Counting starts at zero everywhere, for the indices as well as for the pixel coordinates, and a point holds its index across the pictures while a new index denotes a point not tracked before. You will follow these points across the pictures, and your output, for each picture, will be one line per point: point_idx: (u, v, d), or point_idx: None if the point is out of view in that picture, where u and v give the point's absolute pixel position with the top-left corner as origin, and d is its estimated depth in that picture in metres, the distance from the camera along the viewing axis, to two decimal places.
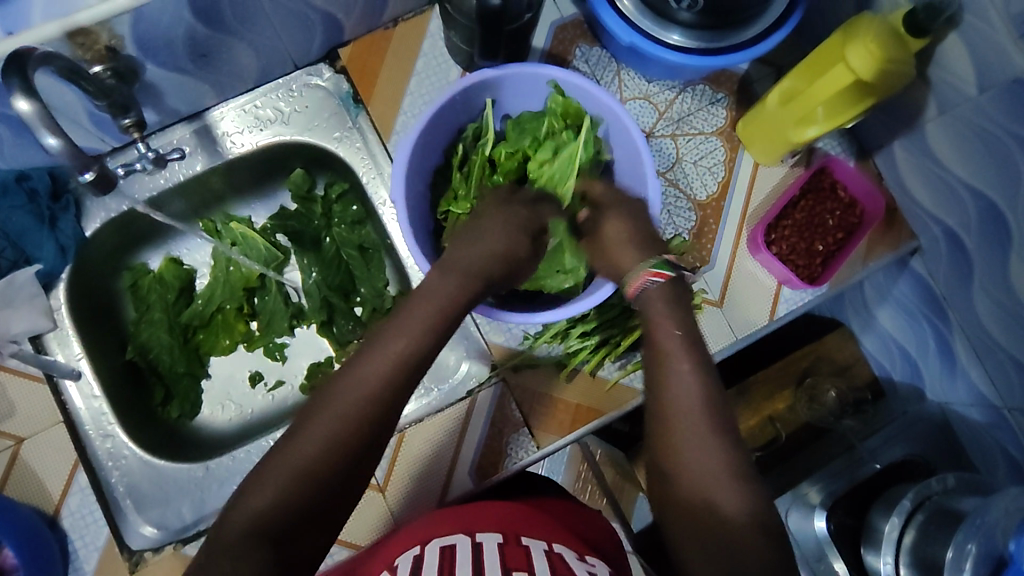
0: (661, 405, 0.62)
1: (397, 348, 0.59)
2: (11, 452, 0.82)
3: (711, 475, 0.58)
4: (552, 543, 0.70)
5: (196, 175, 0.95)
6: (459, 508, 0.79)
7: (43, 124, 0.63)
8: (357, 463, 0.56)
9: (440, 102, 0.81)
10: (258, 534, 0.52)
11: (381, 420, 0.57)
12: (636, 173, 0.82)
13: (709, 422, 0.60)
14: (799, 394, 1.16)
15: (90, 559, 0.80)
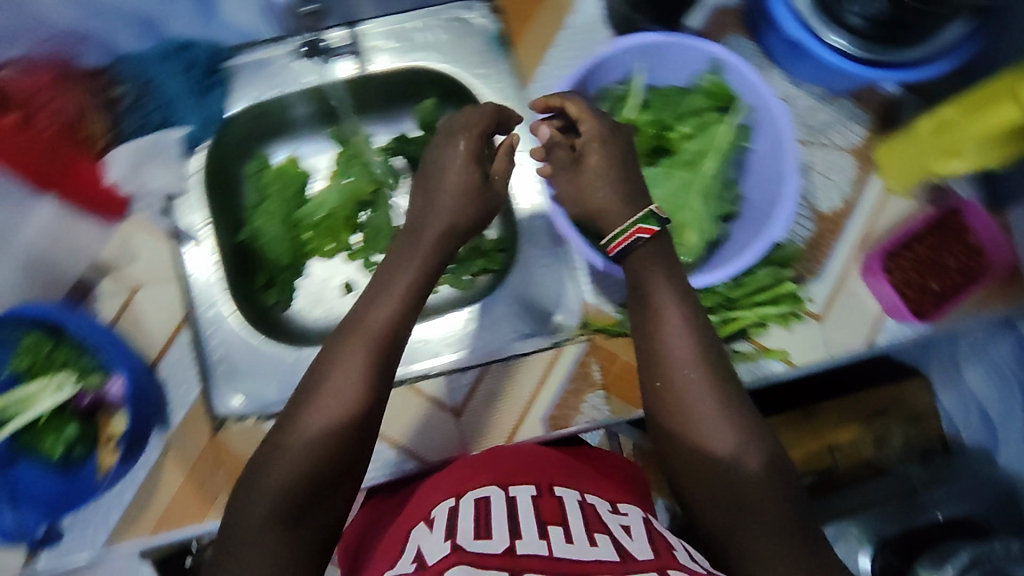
0: (665, 386, 0.65)
1: (386, 311, 0.67)
2: (125, 297, 0.86)
3: (723, 446, 0.62)
4: (585, 496, 0.72)
5: (335, 82, 0.96)
6: (492, 454, 0.81)
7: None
8: (362, 428, 0.63)
9: (594, 60, 0.79)
10: (292, 495, 0.59)
11: (376, 382, 0.65)
12: (776, 170, 0.79)
13: (715, 397, 0.63)
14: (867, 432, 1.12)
15: (179, 411, 0.85)
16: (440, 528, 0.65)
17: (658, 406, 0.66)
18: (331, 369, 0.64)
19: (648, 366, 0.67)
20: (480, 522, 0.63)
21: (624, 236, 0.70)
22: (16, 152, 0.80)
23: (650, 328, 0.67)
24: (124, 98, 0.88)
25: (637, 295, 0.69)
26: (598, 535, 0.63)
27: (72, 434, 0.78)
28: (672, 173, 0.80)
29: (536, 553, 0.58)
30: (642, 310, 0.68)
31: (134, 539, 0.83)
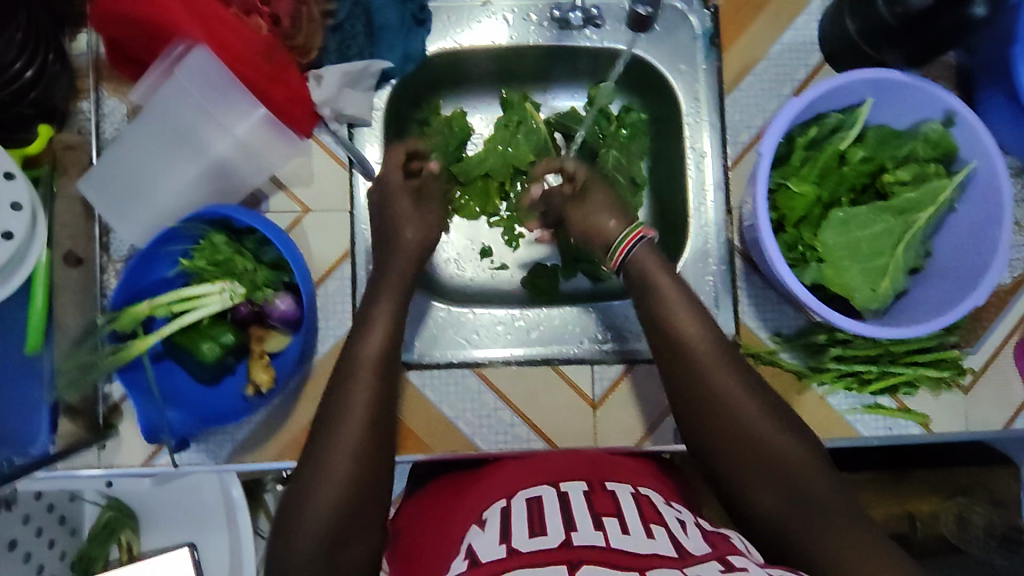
0: (704, 393, 0.64)
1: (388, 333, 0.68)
2: (294, 217, 0.85)
3: (772, 437, 0.61)
4: (639, 488, 0.67)
5: (525, 46, 0.93)
6: (541, 455, 0.75)
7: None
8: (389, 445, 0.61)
9: (837, 82, 0.77)
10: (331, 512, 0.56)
11: (390, 394, 0.64)
12: (985, 237, 0.77)
13: (756, 398, 0.63)
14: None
15: (326, 342, 0.84)
16: (491, 527, 0.60)
17: (700, 419, 0.64)
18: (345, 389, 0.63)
19: (685, 380, 0.65)
20: (534, 521, 0.58)
21: (623, 244, 0.74)
22: (226, 44, 0.76)
23: (678, 343, 0.67)
24: (338, 13, 0.84)
25: (660, 320, 0.69)
26: (654, 527, 0.58)
27: (229, 342, 0.77)
28: (880, 215, 0.79)
29: (592, 544, 0.53)
30: (666, 330, 0.68)
31: (253, 461, 0.82)
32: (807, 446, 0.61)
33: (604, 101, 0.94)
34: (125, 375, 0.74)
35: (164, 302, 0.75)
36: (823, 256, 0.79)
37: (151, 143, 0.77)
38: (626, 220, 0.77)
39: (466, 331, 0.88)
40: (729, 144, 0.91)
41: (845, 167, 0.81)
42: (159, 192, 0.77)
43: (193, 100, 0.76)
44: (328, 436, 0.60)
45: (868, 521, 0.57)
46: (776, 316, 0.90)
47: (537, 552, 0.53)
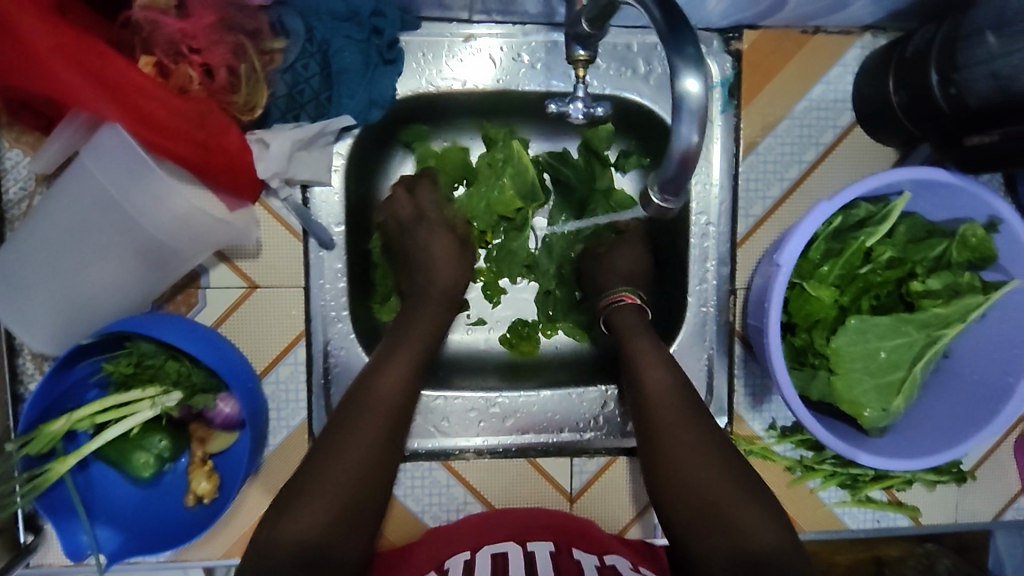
0: (664, 445, 0.68)
1: (405, 369, 0.71)
2: (239, 294, 0.74)
3: (727, 498, 0.64)
4: (604, 557, 0.69)
5: (515, 91, 0.80)
6: (506, 512, 0.78)
7: (699, 123, 0.41)
8: (384, 479, 0.66)
9: (876, 179, 0.66)
10: (306, 546, 0.59)
11: (398, 428, 0.69)
12: (1014, 357, 0.70)
13: (720, 464, 0.66)
14: (916, 555, 1.11)
15: (277, 434, 0.77)
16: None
17: (674, 475, 0.66)
18: (346, 418, 0.67)
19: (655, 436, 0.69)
20: None
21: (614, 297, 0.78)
22: (147, 115, 0.60)
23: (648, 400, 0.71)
24: (285, 55, 0.70)
25: (638, 383, 0.72)
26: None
27: (164, 447, 0.69)
28: (903, 327, 0.70)
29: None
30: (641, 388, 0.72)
31: (199, 558, 0.77)
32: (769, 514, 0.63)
33: (602, 144, 0.82)
34: (45, 500, 0.65)
35: (86, 415, 0.65)
36: (834, 366, 0.71)
37: (61, 228, 0.64)
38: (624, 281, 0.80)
39: (438, 416, 0.81)
40: (740, 215, 0.81)
41: (867, 267, 0.72)
42: (75, 289, 0.65)
43: (105, 181, 0.63)
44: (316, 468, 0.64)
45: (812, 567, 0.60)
46: (771, 406, 0.83)
47: None
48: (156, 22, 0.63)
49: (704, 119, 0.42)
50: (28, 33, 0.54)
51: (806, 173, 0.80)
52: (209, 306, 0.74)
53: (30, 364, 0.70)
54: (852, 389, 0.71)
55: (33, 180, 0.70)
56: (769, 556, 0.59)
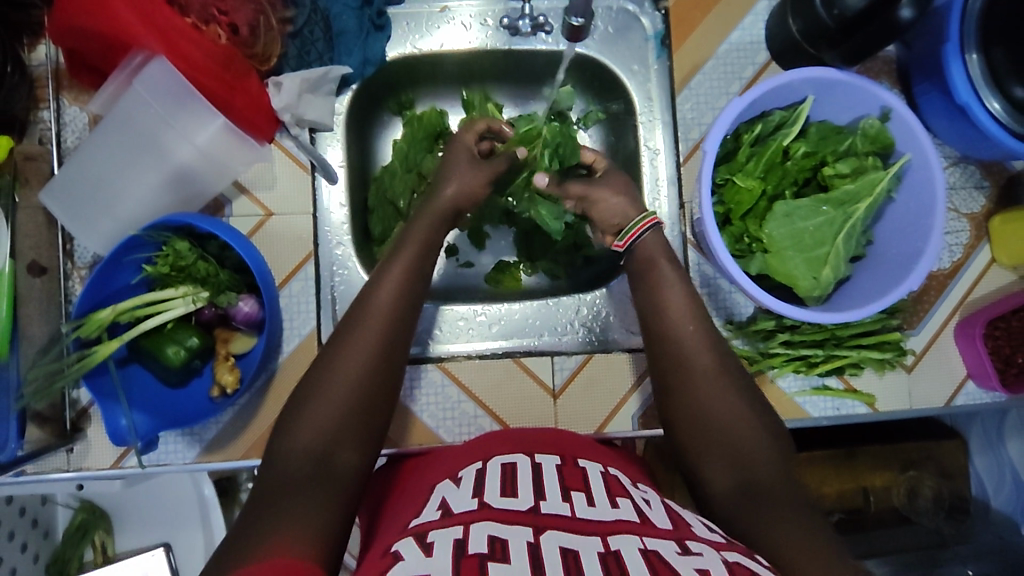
0: (689, 370, 0.73)
1: (396, 288, 0.77)
2: (257, 220, 0.87)
3: (731, 416, 0.69)
4: (608, 470, 0.73)
5: (484, 50, 0.96)
6: (506, 431, 0.85)
7: None
8: (382, 393, 0.71)
9: (776, 80, 0.81)
10: (314, 456, 0.65)
11: (392, 347, 0.73)
12: (922, 226, 0.82)
13: (720, 381, 0.72)
14: (899, 482, 1.13)
15: (291, 341, 0.87)
16: (466, 486, 0.68)
17: (682, 390, 0.72)
18: (345, 341, 0.72)
19: (668, 355, 0.75)
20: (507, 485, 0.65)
21: (633, 231, 0.83)
22: (184, 55, 0.78)
23: (662, 321, 0.77)
24: (295, 20, 0.86)
25: (659, 313, 0.78)
26: (620, 499, 0.65)
27: (196, 344, 0.79)
28: (821, 207, 0.83)
29: (559, 513, 0.59)
30: (658, 311, 0.78)
31: (221, 460, 0.84)
32: (765, 428, 0.69)
33: (568, 105, 0.98)
34: (92, 381, 0.76)
35: (129, 307, 0.77)
36: (768, 247, 0.83)
37: (116, 154, 0.81)
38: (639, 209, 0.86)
39: (432, 326, 0.92)
40: (681, 140, 0.95)
41: (787, 162, 0.86)
42: (119, 199, 0.81)
43: (152, 112, 0.79)
44: (321, 386, 0.69)
45: (805, 494, 0.65)
46: (727, 305, 0.93)
47: (504, 512, 0.59)
48: None
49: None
50: None
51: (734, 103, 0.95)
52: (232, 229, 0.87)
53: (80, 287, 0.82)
54: (784, 257, 0.83)
55: (87, 128, 0.84)
56: (765, 482, 0.65)
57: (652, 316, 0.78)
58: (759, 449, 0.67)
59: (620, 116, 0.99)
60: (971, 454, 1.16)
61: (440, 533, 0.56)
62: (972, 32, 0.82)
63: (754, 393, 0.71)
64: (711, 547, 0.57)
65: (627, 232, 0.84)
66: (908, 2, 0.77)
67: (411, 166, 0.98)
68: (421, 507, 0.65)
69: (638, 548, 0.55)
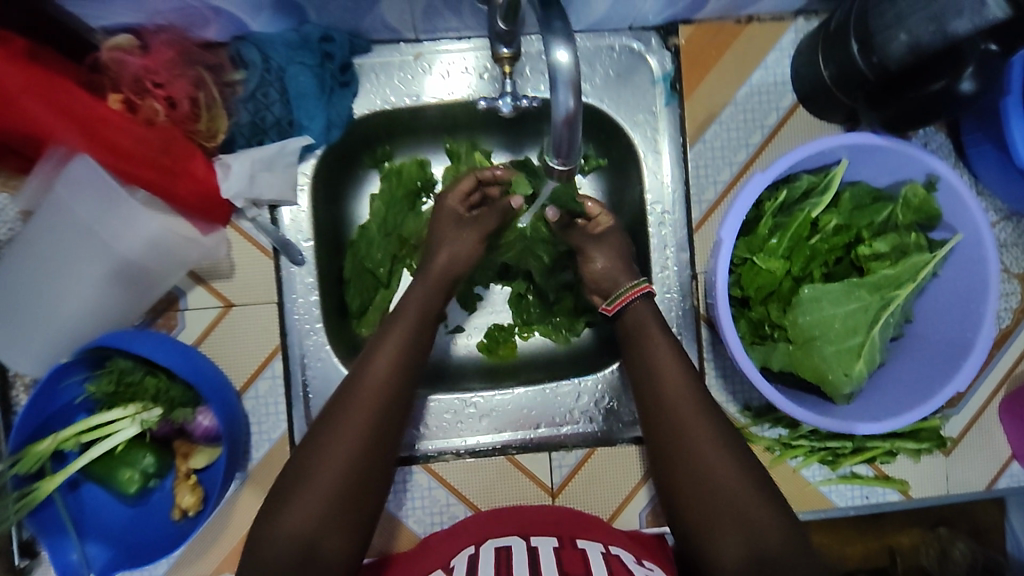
0: (683, 433, 0.68)
1: (391, 354, 0.70)
2: (217, 313, 0.78)
3: (736, 492, 0.64)
4: (610, 548, 0.70)
5: (467, 101, 0.83)
6: (493, 511, 0.79)
7: (571, 88, 0.47)
8: (370, 477, 0.65)
9: (808, 149, 0.69)
10: (300, 543, 0.60)
11: (387, 425, 0.67)
12: (969, 311, 0.71)
13: (718, 444, 0.67)
14: (928, 540, 1.05)
15: (259, 448, 0.79)
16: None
17: (683, 468, 0.67)
18: (339, 416, 0.66)
19: (664, 431, 0.69)
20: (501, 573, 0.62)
21: (622, 298, 0.76)
22: (118, 148, 0.68)
23: (658, 392, 0.71)
24: (243, 84, 0.75)
25: (654, 382, 0.71)
26: None
27: (150, 464, 0.72)
28: (855, 292, 0.72)
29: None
30: (654, 378, 0.71)
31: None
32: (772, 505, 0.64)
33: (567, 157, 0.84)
34: (36, 517, 0.68)
35: (72, 434, 0.69)
36: (793, 338, 0.72)
37: (43, 259, 0.70)
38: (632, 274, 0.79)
39: (415, 423, 0.82)
40: (694, 201, 0.84)
41: (815, 237, 0.74)
42: (54, 309, 0.71)
43: (81, 211, 0.69)
44: (311, 466, 0.63)
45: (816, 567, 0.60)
46: (747, 388, 0.83)
47: None
48: (122, 61, 0.69)
49: (578, 85, 0.48)
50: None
51: (753, 156, 0.83)
52: (188, 328, 0.78)
53: (23, 396, 0.75)
54: (808, 346, 0.72)
55: (20, 220, 0.75)
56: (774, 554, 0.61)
57: (640, 380, 0.73)
58: (765, 517, 0.63)
59: (625, 168, 0.87)
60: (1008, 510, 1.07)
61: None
62: None
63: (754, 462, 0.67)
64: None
65: (617, 296, 0.77)
66: (969, 73, 0.64)
67: (390, 229, 0.87)
68: None
69: None
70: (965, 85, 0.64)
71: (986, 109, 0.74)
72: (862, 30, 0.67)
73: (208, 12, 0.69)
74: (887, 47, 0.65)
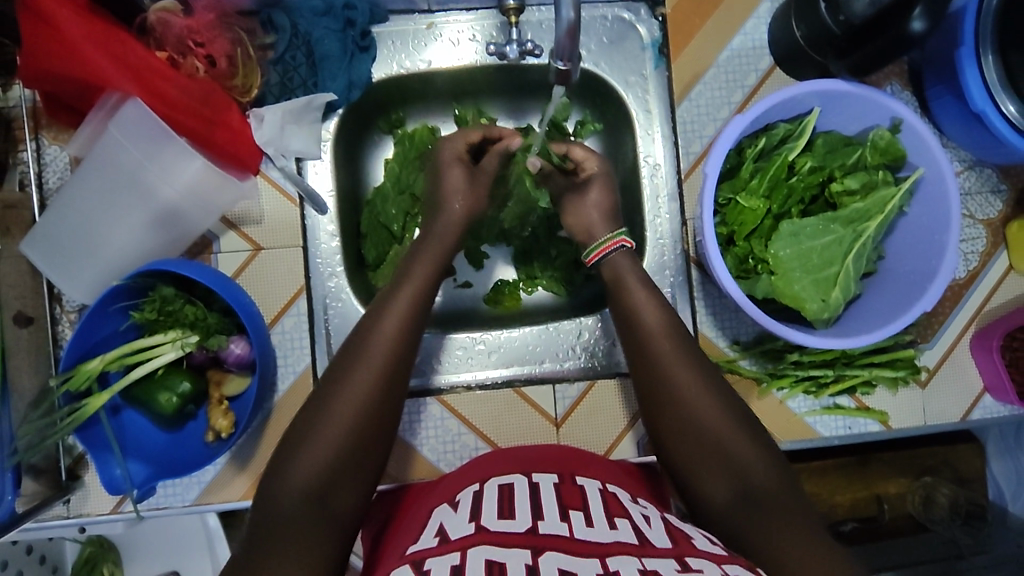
0: (676, 386, 0.72)
1: (402, 314, 0.74)
2: (247, 256, 0.85)
3: (720, 433, 0.69)
4: (606, 485, 0.74)
5: (474, 67, 0.92)
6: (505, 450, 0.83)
7: (573, 2, 0.55)
8: (385, 423, 0.68)
9: (785, 93, 0.77)
10: (310, 495, 0.62)
11: (394, 380, 0.70)
12: (934, 242, 0.78)
13: (705, 387, 0.72)
14: (914, 489, 1.11)
15: (285, 379, 0.85)
16: (464, 510, 0.68)
17: (673, 418, 0.71)
18: (348, 371, 0.69)
19: (654, 384, 0.74)
20: (505, 507, 0.66)
21: (598, 251, 0.83)
22: (165, 96, 0.76)
23: (647, 349, 0.76)
24: (274, 47, 0.83)
25: (647, 339, 0.76)
26: (618, 519, 0.65)
27: (186, 390, 0.78)
28: (830, 226, 0.79)
29: (558, 534, 0.60)
30: (644, 336, 0.76)
31: (222, 500, 0.84)
32: (759, 447, 0.69)
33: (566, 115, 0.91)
34: (83, 433, 0.75)
35: (118, 355, 0.76)
36: (774, 268, 0.79)
37: (94, 197, 0.77)
38: (610, 226, 0.85)
39: (429, 359, 0.90)
40: (682, 154, 0.91)
41: (792, 178, 0.82)
42: (103, 244, 0.78)
43: (130, 150, 0.76)
44: (320, 417, 0.66)
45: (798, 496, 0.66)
46: (734, 325, 0.90)
47: (501, 534, 0.60)
48: (167, 22, 0.77)
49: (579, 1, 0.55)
50: (65, 25, 0.69)
51: (736, 112, 0.91)
52: (221, 266, 0.85)
53: (69, 331, 0.81)
54: (788, 274, 0.79)
55: (69, 168, 0.82)
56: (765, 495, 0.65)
57: (636, 343, 0.76)
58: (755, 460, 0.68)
59: (618, 129, 0.95)
60: (988, 458, 1.12)
61: (440, 558, 0.57)
62: (989, 34, 0.77)
63: (744, 410, 0.72)
64: (713, 561, 0.56)
65: (593, 249, 0.84)
66: (917, 14, 0.72)
67: (403, 187, 0.94)
68: (420, 533, 0.66)
69: (638, 569, 0.55)
70: (913, 25, 0.73)
71: (944, 62, 0.82)
72: None
73: None
74: (851, 5, 0.74)
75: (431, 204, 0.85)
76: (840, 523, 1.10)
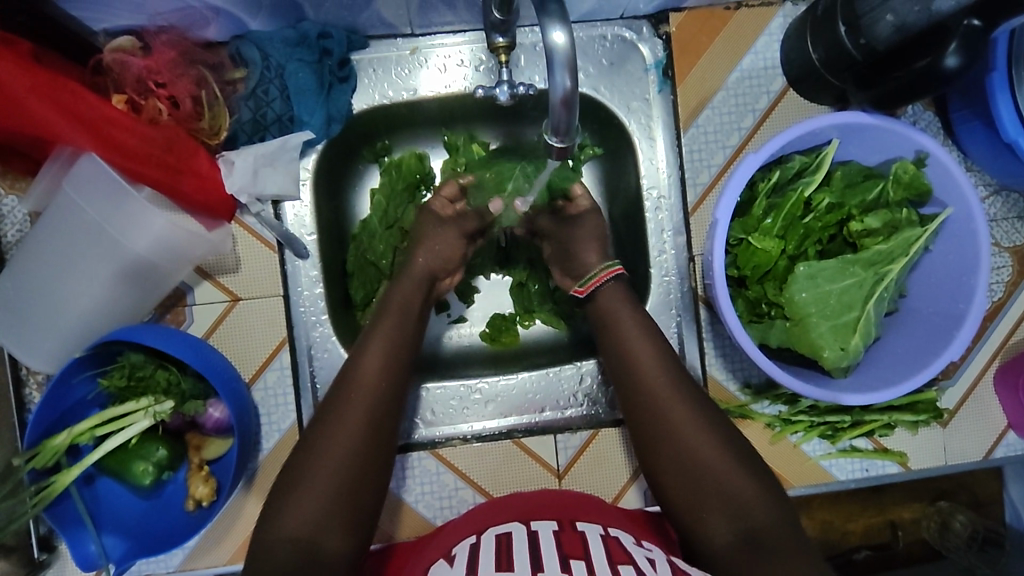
0: (670, 423, 0.67)
1: (384, 359, 0.70)
2: (224, 308, 0.80)
3: (718, 471, 0.64)
4: (609, 529, 0.67)
5: (464, 93, 0.85)
6: (501, 499, 0.76)
7: (568, 69, 0.50)
8: (378, 469, 0.64)
9: (804, 126, 0.70)
10: (301, 541, 0.58)
11: (382, 425, 0.66)
12: (961, 284, 0.73)
13: (704, 426, 0.66)
14: (928, 514, 0.97)
15: (270, 439, 0.80)
16: (460, 564, 0.61)
17: (666, 455, 0.66)
18: (334, 416, 0.65)
19: (645, 421, 0.68)
20: (503, 559, 0.59)
21: (595, 279, 0.76)
22: (125, 148, 0.70)
23: (641, 384, 0.70)
24: (244, 82, 0.77)
25: (633, 378, 0.71)
26: (622, 567, 0.58)
27: (163, 456, 0.74)
28: (850, 268, 0.73)
29: None
30: (630, 367, 0.71)
31: (207, 565, 0.79)
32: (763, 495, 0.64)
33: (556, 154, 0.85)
34: (53, 510, 0.70)
35: (87, 428, 0.71)
36: (791, 314, 0.74)
37: (55, 256, 0.72)
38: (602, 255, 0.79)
39: (416, 413, 0.85)
40: (688, 185, 0.85)
41: (808, 216, 0.76)
42: (67, 307, 0.72)
43: (90, 208, 0.70)
44: (308, 462, 0.62)
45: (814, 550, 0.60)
46: (745, 366, 0.85)
47: None
48: (124, 62, 0.72)
49: (574, 66, 0.51)
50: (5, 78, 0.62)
51: (746, 138, 0.84)
52: (197, 322, 0.79)
53: (36, 393, 0.76)
54: (802, 317, 0.73)
55: (29, 221, 0.76)
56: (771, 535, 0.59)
57: (623, 386, 0.71)
58: (766, 501, 0.62)
59: (618, 154, 0.88)
60: None
61: None
62: (1021, 58, 0.70)
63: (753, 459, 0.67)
64: None
65: (589, 278, 0.77)
66: (954, 48, 0.65)
67: (391, 221, 0.87)
68: None
69: None
70: (949, 61, 0.65)
71: (972, 85, 0.76)
72: (850, 12, 0.69)
73: (209, 13, 0.70)
74: (873, 29, 0.68)
75: (421, 241, 0.80)
76: (851, 551, 0.97)
